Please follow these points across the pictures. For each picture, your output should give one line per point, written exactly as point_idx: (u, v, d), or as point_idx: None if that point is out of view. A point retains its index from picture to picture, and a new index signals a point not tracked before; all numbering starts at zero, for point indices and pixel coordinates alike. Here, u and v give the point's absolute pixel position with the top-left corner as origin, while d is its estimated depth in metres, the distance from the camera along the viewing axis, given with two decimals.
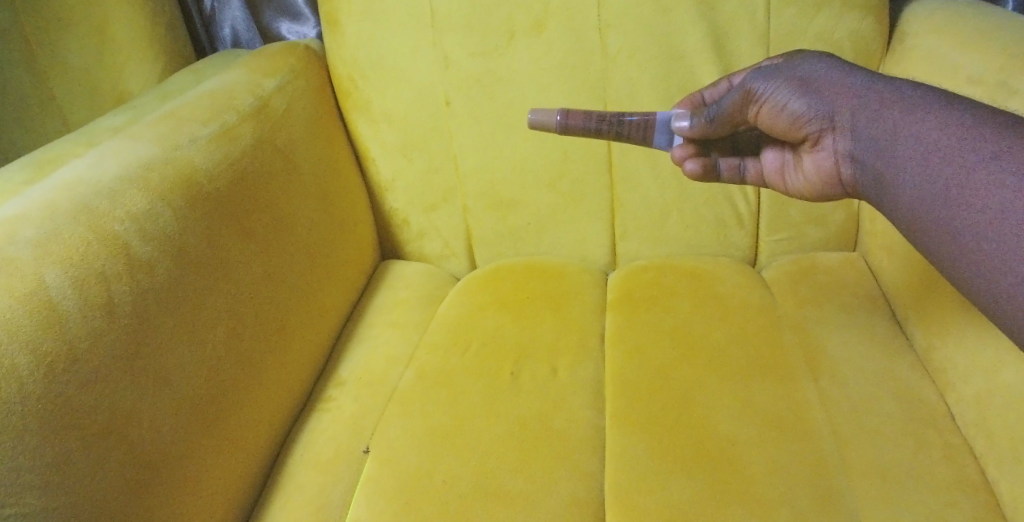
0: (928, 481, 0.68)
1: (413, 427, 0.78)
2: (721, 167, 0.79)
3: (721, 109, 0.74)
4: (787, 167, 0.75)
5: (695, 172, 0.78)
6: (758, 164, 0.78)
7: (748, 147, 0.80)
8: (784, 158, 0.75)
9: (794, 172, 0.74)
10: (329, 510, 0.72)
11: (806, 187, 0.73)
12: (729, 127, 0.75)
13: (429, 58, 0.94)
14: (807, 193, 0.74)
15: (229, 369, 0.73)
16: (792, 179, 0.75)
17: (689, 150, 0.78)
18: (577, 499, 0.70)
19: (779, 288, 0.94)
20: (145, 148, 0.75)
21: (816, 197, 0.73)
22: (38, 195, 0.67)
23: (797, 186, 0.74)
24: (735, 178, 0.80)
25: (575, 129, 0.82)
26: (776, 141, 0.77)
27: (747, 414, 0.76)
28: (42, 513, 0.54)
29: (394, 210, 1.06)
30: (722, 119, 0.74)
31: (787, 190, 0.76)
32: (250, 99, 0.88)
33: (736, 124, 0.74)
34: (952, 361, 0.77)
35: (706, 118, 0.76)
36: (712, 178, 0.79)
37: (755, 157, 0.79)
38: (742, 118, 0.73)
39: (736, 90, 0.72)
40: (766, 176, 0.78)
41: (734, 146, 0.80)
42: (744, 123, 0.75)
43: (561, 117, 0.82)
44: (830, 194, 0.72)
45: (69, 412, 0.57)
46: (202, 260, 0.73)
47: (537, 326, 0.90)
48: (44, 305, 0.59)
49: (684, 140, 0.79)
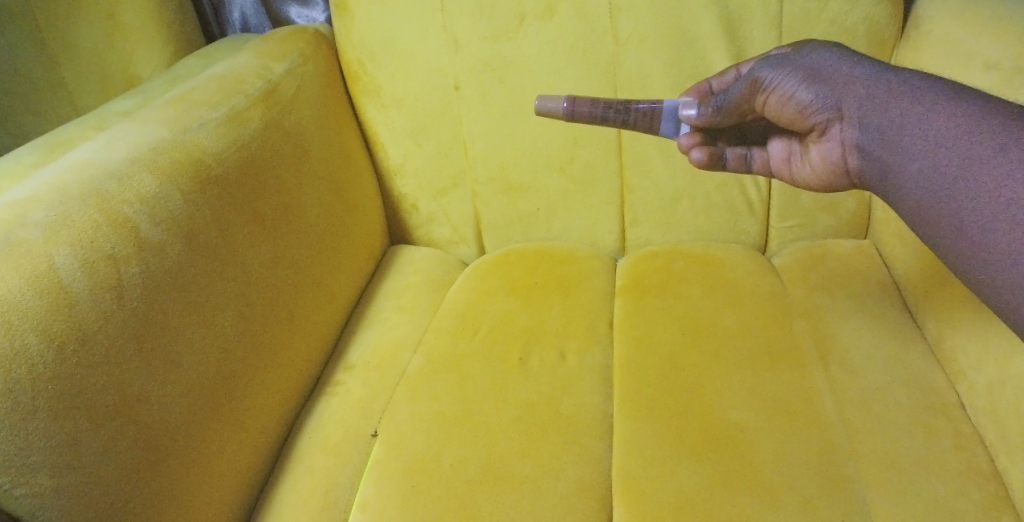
0: (938, 470, 0.68)
1: (422, 411, 0.78)
2: (727, 157, 0.78)
3: (727, 98, 0.72)
4: (793, 156, 0.75)
5: (701, 161, 0.77)
6: (764, 154, 0.78)
7: (755, 138, 0.79)
8: (791, 148, 0.75)
9: (800, 162, 0.73)
10: (338, 493, 0.72)
11: (812, 177, 0.72)
12: (736, 117, 0.73)
13: (438, 43, 0.94)
14: (813, 183, 0.73)
15: (238, 351, 0.73)
16: (798, 169, 0.74)
17: (696, 139, 0.77)
18: (585, 483, 0.70)
19: (789, 274, 0.93)
20: (155, 131, 0.75)
21: (821, 188, 0.72)
22: (50, 176, 0.67)
23: (803, 176, 0.73)
24: (741, 167, 0.79)
25: (581, 117, 0.81)
26: (784, 131, 0.76)
27: (756, 401, 0.75)
28: (53, 492, 0.55)
29: (403, 195, 1.06)
30: (730, 109, 0.73)
31: (793, 180, 0.75)
32: (259, 82, 0.88)
33: (742, 114, 0.73)
34: (964, 349, 0.76)
35: (712, 108, 0.74)
36: (718, 168, 0.78)
37: (761, 147, 0.78)
38: (748, 107, 0.72)
39: (743, 80, 0.71)
40: (772, 166, 0.77)
41: (741, 135, 0.79)
42: (751, 113, 0.73)
43: (569, 104, 0.81)
44: (836, 185, 0.71)
45: (81, 393, 0.58)
46: (211, 243, 0.73)
47: (546, 311, 0.90)
48: (55, 286, 0.59)
49: (691, 129, 0.78)
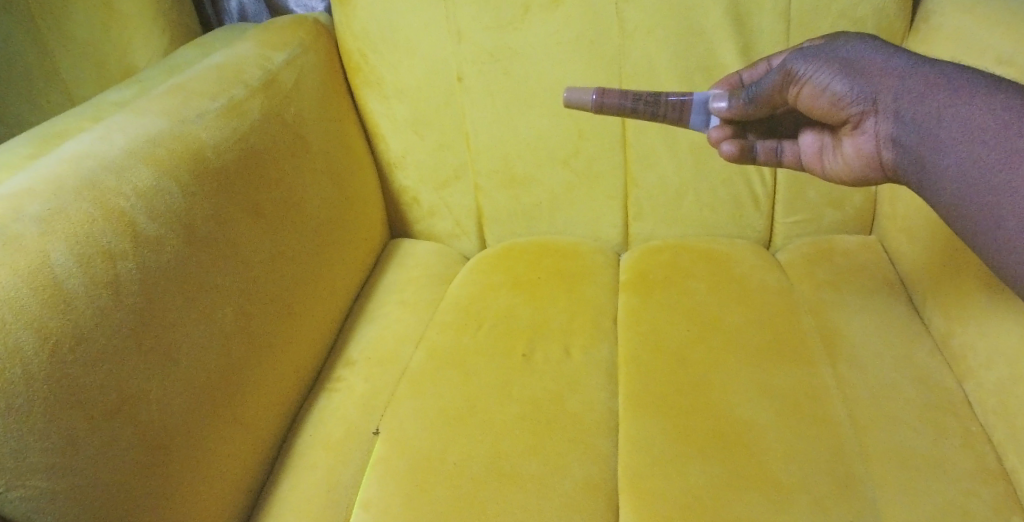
0: (947, 469, 0.67)
1: (425, 408, 0.77)
2: (757, 150, 0.75)
3: (760, 90, 0.70)
4: (825, 150, 0.72)
5: (730, 155, 0.75)
6: (795, 147, 0.75)
7: (784, 130, 0.77)
8: (823, 141, 0.72)
9: (832, 155, 0.71)
10: (340, 491, 0.71)
11: (845, 171, 0.70)
12: (768, 108, 0.71)
13: (441, 33, 0.92)
14: (846, 177, 0.70)
15: (239, 348, 0.72)
16: (830, 163, 0.72)
17: (725, 133, 0.76)
18: (590, 482, 0.69)
19: (796, 270, 0.92)
20: (152, 123, 0.73)
21: (853, 182, 0.70)
22: (44, 168, 0.66)
23: (835, 169, 0.71)
24: (771, 161, 0.76)
25: (610, 110, 0.79)
26: (815, 124, 0.74)
27: (764, 398, 0.74)
28: (49, 495, 0.54)
29: (404, 188, 1.04)
30: (761, 101, 0.70)
31: (825, 174, 0.73)
32: (258, 72, 0.86)
33: (774, 106, 0.70)
34: (973, 347, 0.75)
35: (744, 100, 0.72)
36: (747, 161, 0.76)
37: (791, 140, 0.76)
38: (780, 99, 0.69)
39: (776, 72, 0.68)
40: (803, 159, 0.74)
41: (770, 128, 0.77)
42: (783, 105, 0.71)
43: (597, 96, 0.79)
44: (870, 178, 0.68)
45: (77, 393, 0.57)
46: (210, 238, 0.72)
47: (551, 306, 0.89)
48: (48, 283, 0.57)
49: (720, 121, 0.76)
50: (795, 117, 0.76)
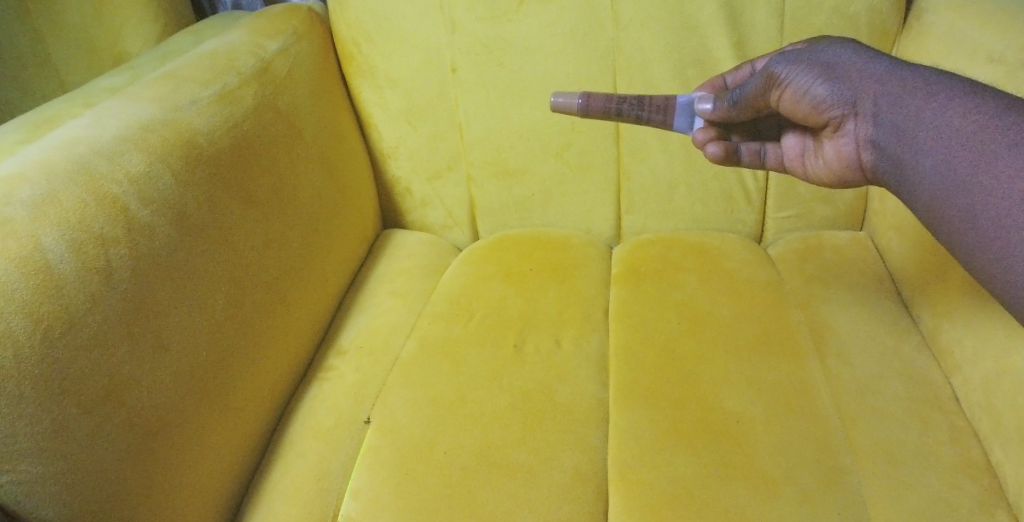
0: (933, 461, 0.68)
1: (417, 397, 0.78)
2: (741, 152, 0.76)
3: (744, 93, 0.71)
4: (807, 152, 0.73)
5: (715, 156, 0.76)
6: (778, 149, 0.76)
7: (769, 133, 0.78)
8: (805, 144, 0.73)
9: (814, 158, 0.72)
10: (329, 480, 0.72)
11: (827, 173, 0.71)
12: (751, 112, 0.72)
13: (437, 23, 0.92)
14: (827, 179, 0.72)
15: (229, 336, 0.72)
16: (812, 164, 0.73)
17: (710, 134, 0.76)
18: (580, 472, 0.69)
19: (786, 264, 0.93)
20: (145, 109, 0.73)
21: (835, 184, 0.71)
22: (37, 152, 0.65)
23: (817, 171, 0.72)
24: (755, 163, 0.77)
25: (595, 112, 0.81)
26: (798, 126, 0.75)
27: (753, 391, 0.75)
28: (39, 480, 0.54)
29: (397, 178, 1.04)
30: (744, 104, 0.72)
31: (807, 176, 0.74)
32: (251, 61, 0.86)
33: (757, 110, 0.72)
34: (959, 342, 0.76)
35: (728, 103, 0.73)
36: (732, 163, 0.77)
37: (775, 141, 0.77)
38: (763, 102, 0.70)
39: (759, 76, 0.69)
40: (786, 161, 0.76)
41: (755, 130, 0.78)
42: (766, 109, 0.72)
43: (582, 99, 0.80)
44: (851, 180, 0.70)
45: (68, 379, 0.57)
46: (202, 226, 0.72)
47: (542, 298, 0.89)
48: (40, 268, 0.57)
49: (705, 123, 0.77)
50: (778, 119, 0.77)
